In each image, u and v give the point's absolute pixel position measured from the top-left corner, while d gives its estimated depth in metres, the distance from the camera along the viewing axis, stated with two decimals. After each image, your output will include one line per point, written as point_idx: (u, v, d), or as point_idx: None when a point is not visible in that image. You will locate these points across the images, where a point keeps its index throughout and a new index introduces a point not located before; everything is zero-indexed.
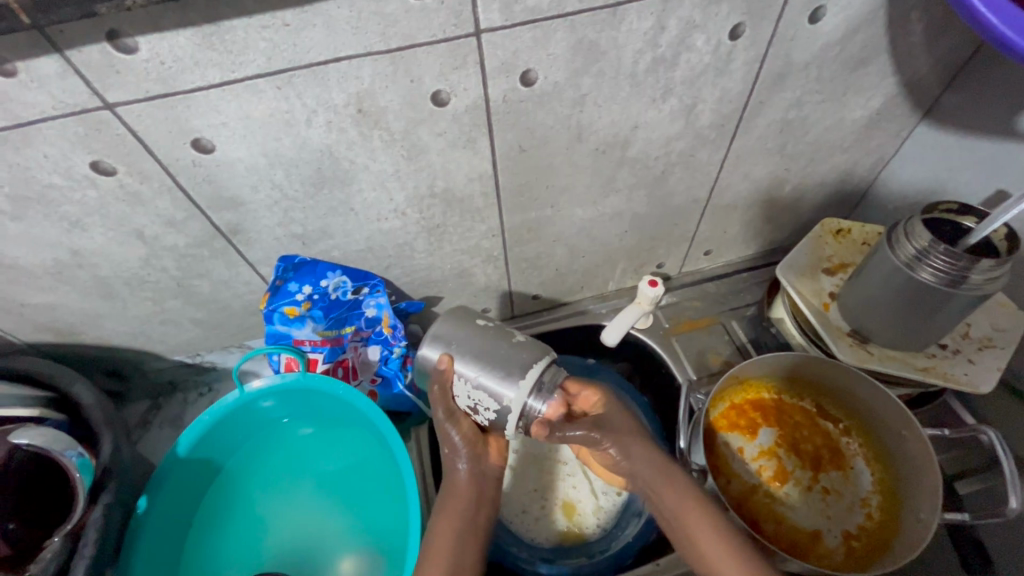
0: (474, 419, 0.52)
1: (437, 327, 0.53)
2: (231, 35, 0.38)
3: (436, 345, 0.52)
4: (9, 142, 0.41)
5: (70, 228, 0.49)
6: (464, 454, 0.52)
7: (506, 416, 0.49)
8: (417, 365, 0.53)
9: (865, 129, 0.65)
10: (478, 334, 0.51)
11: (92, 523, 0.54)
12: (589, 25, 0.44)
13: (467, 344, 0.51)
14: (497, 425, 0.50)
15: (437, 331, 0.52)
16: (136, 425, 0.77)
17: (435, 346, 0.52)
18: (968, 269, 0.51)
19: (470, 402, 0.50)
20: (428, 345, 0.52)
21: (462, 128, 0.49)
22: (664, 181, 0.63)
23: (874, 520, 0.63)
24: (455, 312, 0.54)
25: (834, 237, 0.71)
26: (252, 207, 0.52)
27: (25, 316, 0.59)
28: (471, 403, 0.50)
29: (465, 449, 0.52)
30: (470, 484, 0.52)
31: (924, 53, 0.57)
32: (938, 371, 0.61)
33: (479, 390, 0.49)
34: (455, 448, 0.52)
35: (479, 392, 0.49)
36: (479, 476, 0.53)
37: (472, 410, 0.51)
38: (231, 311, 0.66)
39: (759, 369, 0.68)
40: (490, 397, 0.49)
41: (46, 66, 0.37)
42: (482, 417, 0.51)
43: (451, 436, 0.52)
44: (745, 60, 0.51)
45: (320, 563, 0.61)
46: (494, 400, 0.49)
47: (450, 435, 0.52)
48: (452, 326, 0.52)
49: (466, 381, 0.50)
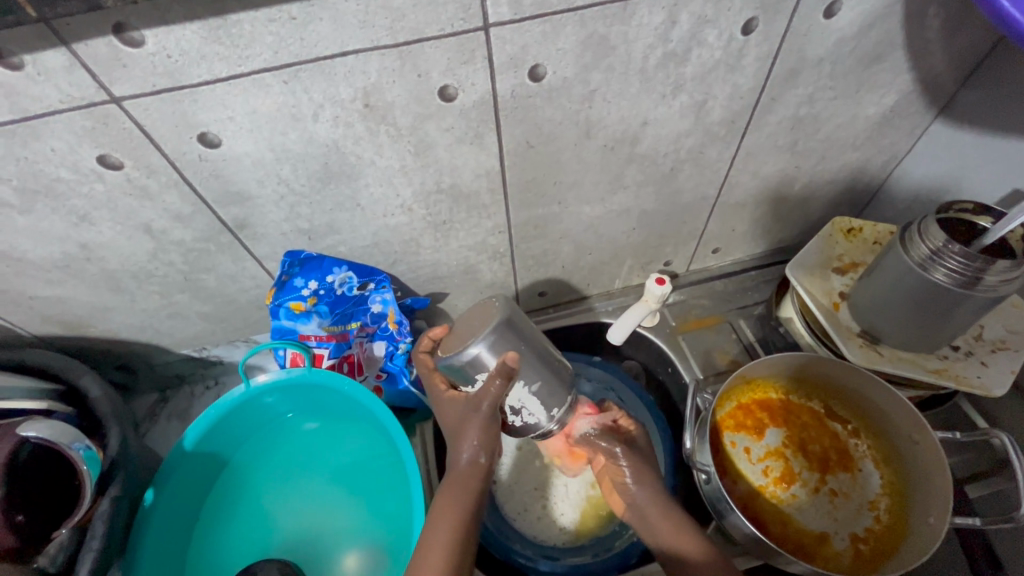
0: (503, 416, 0.52)
1: (500, 319, 0.48)
2: (237, 29, 0.37)
3: (500, 339, 0.47)
4: (17, 136, 0.41)
5: (78, 221, 0.49)
6: (480, 447, 0.51)
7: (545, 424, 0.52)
8: (466, 353, 0.47)
9: (878, 126, 0.64)
10: (529, 336, 0.49)
11: (99, 515, 0.54)
12: (599, 19, 0.43)
13: (526, 344, 0.49)
14: (527, 429, 0.52)
15: (502, 325, 0.47)
16: (144, 417, 0.78)
17: (499, 340, 0.47)
18: (983, 271, 0.50)
19: (518, 404, 0.50)
20: (492, 337, 0.47)
21: (470, 123, 0.49)
22: (673, 177, 0.62)
23: (882, 522, 0.62)
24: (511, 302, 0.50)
25: (845, 235, 0.70)
26: (259, 202, 0.51)
27: (35, 309, 0.59)
28: (516, 404, 0.51)
29: (484, 445, 0.51)
30: (473, 478, 0.51)
31: (940, 49, 0.56)
32: (950, 374, 0.60)
33: (533, 398, 0.50)
34: (475, 442, 0.50)
35: (533, 399, 0.50)
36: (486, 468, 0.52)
37: (512, 411, 0.51)
38: (237, 305, 0.66)
39: (767, 369, 0.67)
40: (539, 405, 0.51)
41: (53, 59, 0.37)
42: (518, 418, 0.51)
43: (477, 432, 0.50)
44: (757, 56, 0.50)
45: (325, 557, 0.61)
46: (544, 410, 0.51)
47: (475, 428, 0.50)
48: (515, 321, 0.49)
49: (524, 385, 0.49)
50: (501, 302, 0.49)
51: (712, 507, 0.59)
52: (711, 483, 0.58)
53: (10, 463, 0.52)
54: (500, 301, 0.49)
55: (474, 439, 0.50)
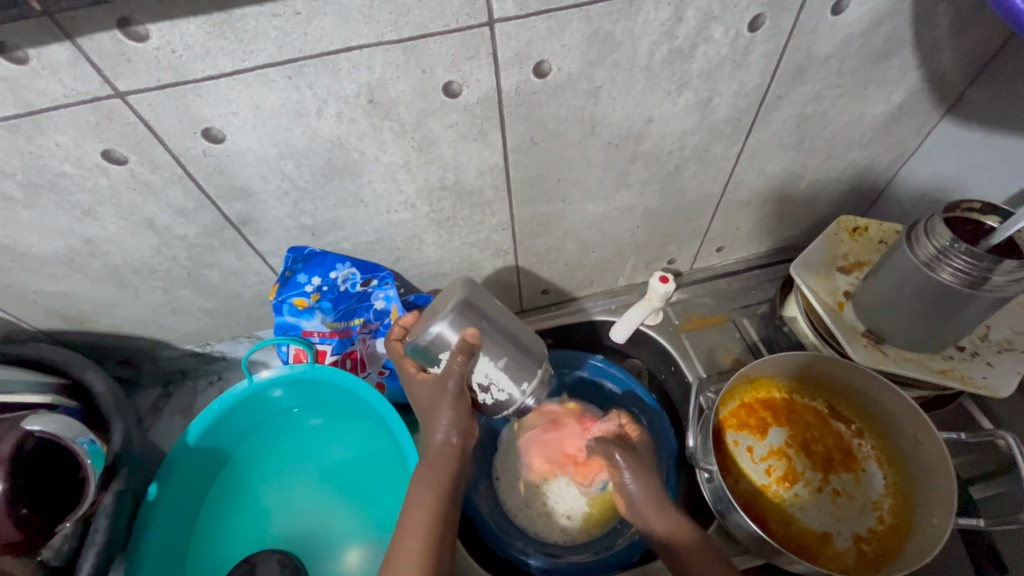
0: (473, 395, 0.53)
1: (457, 297, 0.50)
2: (242, 24, 0.37)
3: (456, 315, 0.49)
4: (22, 130, 0.41)
5: (82, 216, 0.50)
6: (451, 428, 0.50)
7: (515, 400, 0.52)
8: (428, 332, 0.49)
9: (885, 124, 0.63)
10: (489, 312, 0.51)
11: (103, 510, 0.55)
12: (604, 15, 0.43)
13: (485, 319, 0.50)
14: (500, 407, 0.53)
15: (457, 301, 0.50)
16: (147, 412, 0.78)
17: (456, 316, 0.49)
18: (990, 271, 0.50)
19: (487, 380, 0.51)
20: (450, 313, 0.49)
21: (474, 120, 0.48)
22: (677, 175, 0.62)
23: (885, 523, 0.62)
24: (473, 284, 0.52)
25: (850, 234, 0.70)
26: (263, 197, 0.51)
27: (39, 303, 0.59)
28: (484, 381, 0.51)
29: (458, 425, 0.50)
30: (451, 461, 0.50)
31: (949, 46, 0.55)
32: (956, 374, 0.60)
33: (501, 373, 0.51)
34: (447, 422, 0.50)
35: (501, 374, 0.51)
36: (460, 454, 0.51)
37: (482, 388, 0.52)
38: (240, 301, 0.66)
39: (770, 369, 0.67)
40: (511, 381, 0.51)
41: (58, 54, 0.37)
42: (488, 396, 0.52)
43: (446, 411, 0.49)
44: (763, 53, 0.50)
45: (327, 553, 0.61)
46: (511, 385, 0.52)
47: (446, 408, 0.49)
48: (472, 298, 0.51)
49: (490, 360, 0.50)
50: (462, 283, 0.52)
51: (716, 506, 0.59)
52: (713, 481, 0.58)
53: (14, 458, 0.51)
54: (461, 283, 0.52)
55: (445, 419, 0.50)
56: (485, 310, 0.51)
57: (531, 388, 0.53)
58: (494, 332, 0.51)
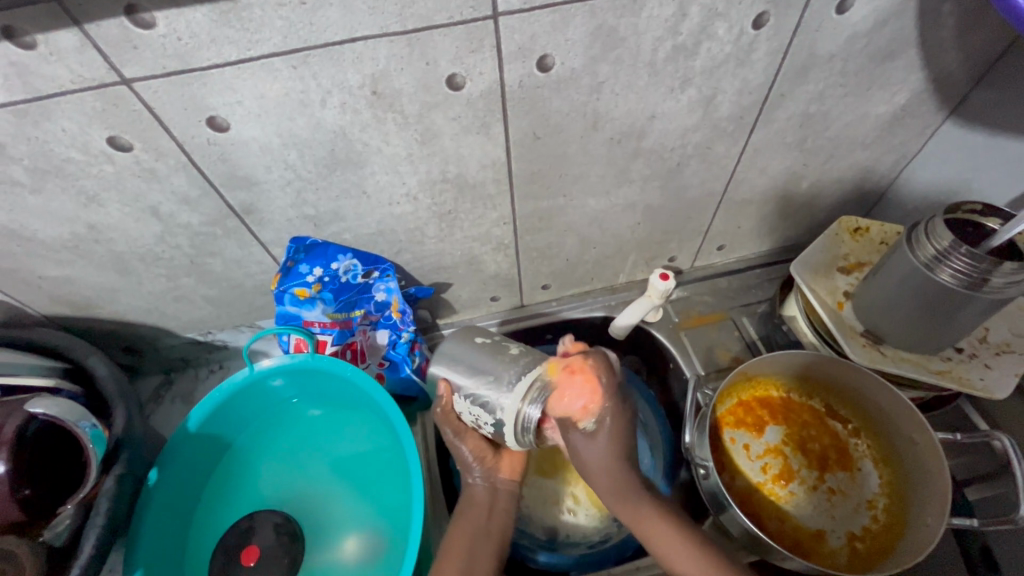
0: (481, 433, 0.55)
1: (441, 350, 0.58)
2: (248, 12, 0.37)
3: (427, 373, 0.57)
4: (28, 115, 0.41)
5: (87, 202, 0.50)
6: (476, 470, 0.58)
7: (503, 428, 0.51)
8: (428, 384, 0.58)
9: (888, 126, 0.63)
10: (461, 353, 0.55)
11: (105, 494, 0.55)
12: (609, 10, 0.43)
13: (456, 362, 0.54)
14: (499, 436, 0.53)
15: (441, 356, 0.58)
16: (149, 399, 0.79)
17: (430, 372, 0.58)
18: (989, 272, 0.50)
19: (475, 418, 0.53)
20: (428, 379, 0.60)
21: (477, 113, 0.49)
22: (679, 172, 0.62)
23: (879, 522, 0.62)
24: (464, 328, 0.58)
25: (852, 235, 0.70)
26: (266, 186, 0.52)
27: (43, 289, 0.60)
28: (473, 416, 0.53)
29: (483, 464, 0.58)
30: (485, 495, 0.57)
31: (953, 48, 0.55)
32: (954, 375, 0.60)
33: (478, 404, 0.52)
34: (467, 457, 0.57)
35: (478, 409, 0.52)
36: (491, 489, 0.58)
37: (478, 426, 0.54)
38: (242, 290, 0.66)
39: (768, 368, 0.67)
40: (486, 411, 0.52)
41: (66, 39, 0.37)
42: (486, 429, 0.54)
43: (461, 452, 0.57)
44: (767, 51, 0.50)
45: (323, 538, 0.61)
46: (490, 414, 0.51)
47: (462, 451, 0.57)
48: (446, 344, 0.56)
49: (467, 395, 0.52)
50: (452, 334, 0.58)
51: (709, 502, 0.60)
52: (710, 478, 0.59)
53: (16, 439, 0.52)
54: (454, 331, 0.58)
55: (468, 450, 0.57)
56: (455, 352, 0.55)
57: (512, 406, 0.50)
58: (469, 373, 0.53)
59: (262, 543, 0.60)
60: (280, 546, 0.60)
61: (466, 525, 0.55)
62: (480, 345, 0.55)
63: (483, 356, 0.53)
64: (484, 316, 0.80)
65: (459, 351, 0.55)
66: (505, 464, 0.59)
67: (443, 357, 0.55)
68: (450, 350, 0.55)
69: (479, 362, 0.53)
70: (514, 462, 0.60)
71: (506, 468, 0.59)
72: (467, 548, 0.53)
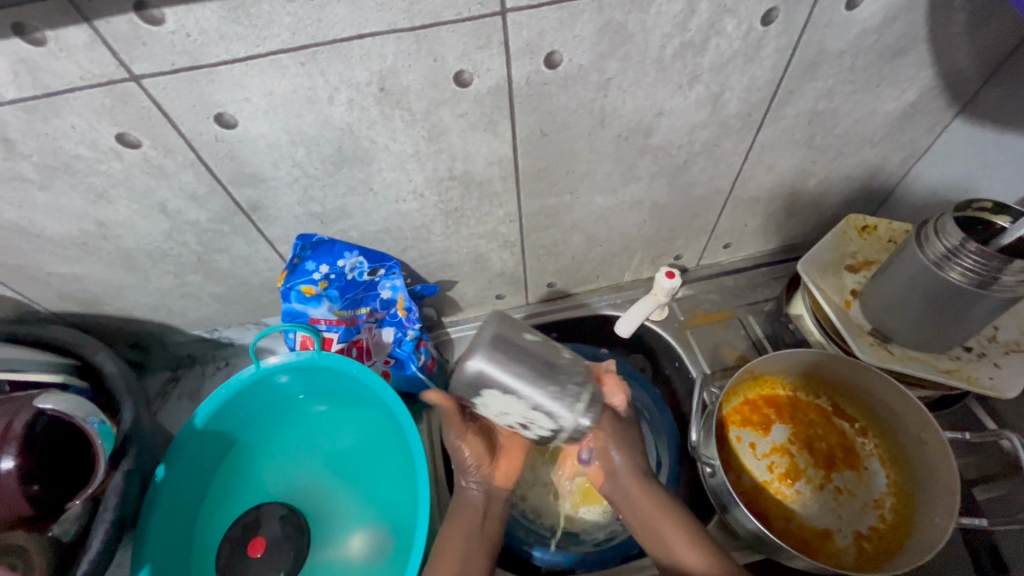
0: (521, 433, 0.53)
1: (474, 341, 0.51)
2: (257, 9, 0.37)
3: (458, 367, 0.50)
4: (38, 112, 0.41)
5: (96, 199, 0.50)
6: (472, 474, 0.57)
7: (560, 433, 0.52)
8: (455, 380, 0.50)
9: (897, 123, 0.63)
10: (512, 352, 0.50)
11: (112, 489, 0.55)
12: (617, 6, 0.43)
13: (505, 361, 0.49)
14: (547, 438, 0.53)
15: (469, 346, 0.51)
16: (156, 395, 0.79)
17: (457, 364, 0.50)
18: (1000, 270, 0.50)
19: (528, 422, 0.51)
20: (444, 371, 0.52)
21: (484, 110, 0.49)
22: (686, 169, 0.62)
23: (887, 521, 0.62)
24: (498, 318, 0.52)
25: (859, 233, 0.70)
26: (273, 183, 0.52)
27: (52, 285, 0.60)
28: (525, 420, 0.51)
29: (479, 473, 0.57)
30: (480, 500, 0.57)
31: (963, 45, 0.55)
32: (962, 374, 0.59)
33: (539, 411, 0.50)
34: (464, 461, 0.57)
35: (538, 414, 0.50)
36: (486, 497, 0.57)
37: (523, 428, 0.52)
38: (249, 287, 0.67)
39: (775, 366, 0.67)
40: (547, 418, 0.50)
41: (75, 36, 0.37)
42: (533, 432, 0.52)
43: (461, 455, 0.57)
44: (776, 47, 0.50)
45: (329, 535, 0.62)
46: (552, 421, 0.50)
47: (462, 454, 0.57)
48: (493, 337, 0.50)
49: (528, 401, 0.49)
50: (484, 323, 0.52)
51: (715, 501, 0.60)
52: (716, 476, 0.58)
53: (24, 435, 0.52)
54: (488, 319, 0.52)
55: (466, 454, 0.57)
56: (506, 350, 0.50)
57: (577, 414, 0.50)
58: (524, 377, 0.49)
59: (268, 534, 0.60)
60: (285, 538, 0.60)
61: (460, 525, 0.55)
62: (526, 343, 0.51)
63: (538, 360, 0.51)
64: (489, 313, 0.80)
65: (511, 350, 0.50)
66: (500, 471, 0.59)
67: (492, 354, 0.49)
68: (501, 346, 0.49)
69: (540, 367, 0.50)
70: (510, 471, 0.59)
71: (500, 478, 0.58)
72: (462, 550, 0.53)
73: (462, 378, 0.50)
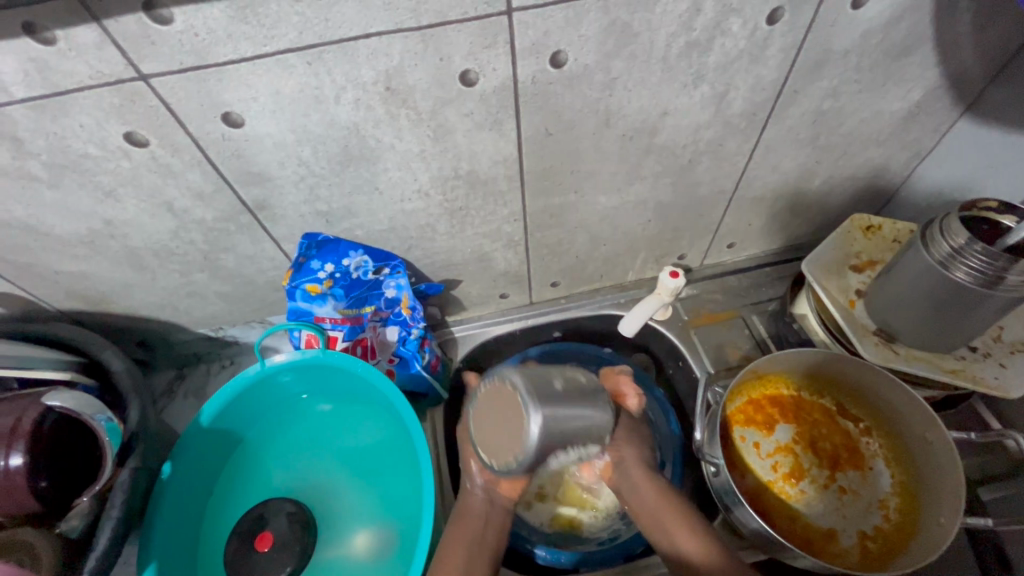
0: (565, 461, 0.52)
1: (518, 408, 0.46)
2: (264, 8, 0.38)
3: (529, 441, 0.45)
4: (47, 111, 0.42)
5: (104, 198, 0.50)
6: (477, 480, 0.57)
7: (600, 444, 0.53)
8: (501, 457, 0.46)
9: (902, 123, 0.63)
10: (557, 399, 0.47)
11: (120, 485, 0.56)
12: (623, 6, 0.43)
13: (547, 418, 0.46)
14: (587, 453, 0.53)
15: (518, 415, 0.46)
16: (161, 394, 0.79)
17: (523, 440, 0.45)
18: (1006, 269, 0.49)
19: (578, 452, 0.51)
20: (507, 454, 0.46)
21: (490, 109, 0.49)
22: (691, 169, 0.62)
23: (891, 521, 0.62)
24: (516, 373, 0.47)
25: (864, 232, 0.70)
26: (279, 182, 0.52)
27: (59, 284, 0.61)
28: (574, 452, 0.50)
29: (483, 477, 0.56)
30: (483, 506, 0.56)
31: (969, 44, 0.55)
32: (967, 374, 0.59)
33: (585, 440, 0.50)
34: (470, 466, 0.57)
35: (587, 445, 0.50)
36: (488, 502, 0.56)
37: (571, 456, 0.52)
38: (255, 286, 0.67)
39: (779, 366, 0.67)
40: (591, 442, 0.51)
41: (85, 35, 0.37)
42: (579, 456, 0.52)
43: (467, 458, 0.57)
44: (781, 47, 0.50)
45: (334, 533, 0.62)
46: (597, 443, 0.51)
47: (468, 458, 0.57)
48: (534, 390, 0.46)
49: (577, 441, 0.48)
50: (514, 388, 0.47)
51: (719, 500, 0.60)
52: (720, 475, 0.59)
53: (33, 431, 0.52)
54: (511, 380, 0.47)
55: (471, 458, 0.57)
56: (551, 398, 0.46)
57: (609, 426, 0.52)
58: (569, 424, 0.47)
59: (276, 529, 0.60)
60: (291, 534, 0.60)
61: (463, 530, 0.55)
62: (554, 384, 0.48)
63: (569, 399, 0.48)
64: (493, 313, 0.80)
65: (552, 403, 0.46)
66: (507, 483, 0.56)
67: (545, 404, 0.46)
68: (546, 394, 0.46)
69: (576, 391, 0.49)
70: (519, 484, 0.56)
71: (506, 489, 0.56)
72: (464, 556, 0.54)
73: (539, 446, 0.45)
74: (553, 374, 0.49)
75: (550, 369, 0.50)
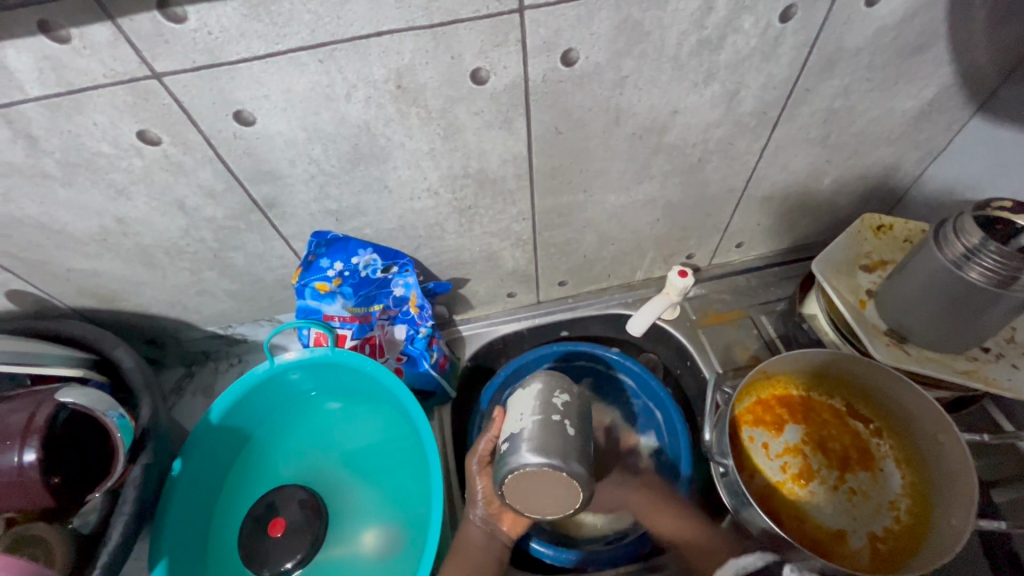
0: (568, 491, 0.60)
1: (527, 477, 0.47)
2: (277, 7, 0.38)
3: (582, 493, 0.48)
4: (62, 109, 0.42)
5: (116, 195, 0.51)
6: (478, 511, 0.58)
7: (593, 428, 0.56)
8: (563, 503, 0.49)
9: (915, 121, 0.62)
10: (572, 442, 0.49)
11: (132, 481, 0.57)
12: (634, 4, 0.43)
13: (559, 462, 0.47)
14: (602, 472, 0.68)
15: (554, 483, 0.48)
16: (171, 391, 0.80)
17: (577, 495, 0.48)
18: (1020, 270, 0.49)
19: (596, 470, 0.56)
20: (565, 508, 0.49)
21: (500, 108, 0.49)
22: (700, 168, 0.61)
23: (902, 522, 0.61)
24: (532, 455, 0.47)
25: (875, 233, 0.69)
26: (290, 180, 0.52)
27: (70, 281, 0.61)
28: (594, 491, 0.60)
29: (484, 507, 0.58)
30: (481, 536, 0.58)
31: (983, 43, 0.54)
32: (980, 375, 0.59)
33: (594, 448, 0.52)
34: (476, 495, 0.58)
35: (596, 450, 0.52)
36: (489, 536, 0.58)
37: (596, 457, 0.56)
38: (263, 284, 0.67)
39: (788, 366, 0.67)
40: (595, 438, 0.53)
41: (99, 33, 0.37)
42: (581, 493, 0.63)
43: (475, 487, 0.59)
44: (793, 45, 0.50)
45: (343, 531, 0.62)
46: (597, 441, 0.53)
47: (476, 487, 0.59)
48: (518, 459, 0.47)
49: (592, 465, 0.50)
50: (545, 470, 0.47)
51: (731, 501, 0.59)
52: (729, 475, 0.58)
53: (46, 428, 0.52)
54: (537, 466, 0.47)
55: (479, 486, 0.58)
56: (573, 448, 0.48)
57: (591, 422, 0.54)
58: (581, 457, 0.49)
59: (288, 517, 0.62)
60: (302, 526, 0.61)
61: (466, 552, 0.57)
62: (565, 434, 0.49)
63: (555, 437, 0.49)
64: (500, 312, 0.80)
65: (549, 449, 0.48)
66: (508, 518, 0.59)
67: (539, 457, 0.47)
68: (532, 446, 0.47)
69: (551, 421, 0.50)
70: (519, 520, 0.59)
71: (508, 523, 0.59)
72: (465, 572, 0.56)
73: (590, 488, 0.49)
74: (552, 423, 0.50)
75: (545, 419, 0.50)
